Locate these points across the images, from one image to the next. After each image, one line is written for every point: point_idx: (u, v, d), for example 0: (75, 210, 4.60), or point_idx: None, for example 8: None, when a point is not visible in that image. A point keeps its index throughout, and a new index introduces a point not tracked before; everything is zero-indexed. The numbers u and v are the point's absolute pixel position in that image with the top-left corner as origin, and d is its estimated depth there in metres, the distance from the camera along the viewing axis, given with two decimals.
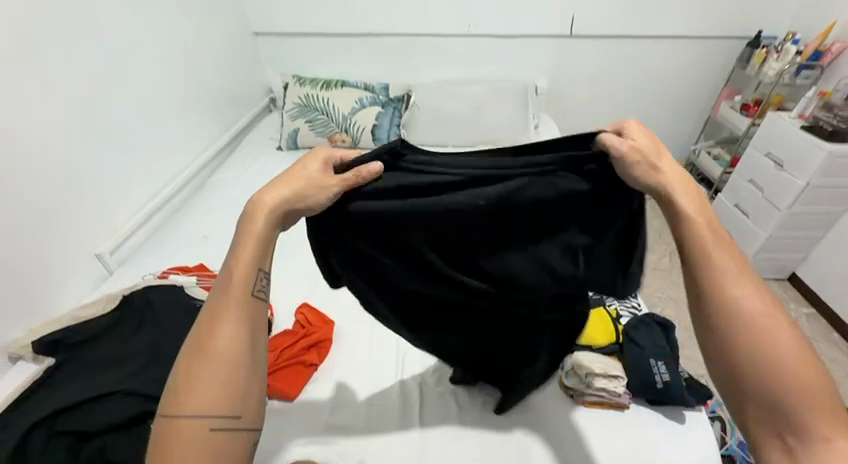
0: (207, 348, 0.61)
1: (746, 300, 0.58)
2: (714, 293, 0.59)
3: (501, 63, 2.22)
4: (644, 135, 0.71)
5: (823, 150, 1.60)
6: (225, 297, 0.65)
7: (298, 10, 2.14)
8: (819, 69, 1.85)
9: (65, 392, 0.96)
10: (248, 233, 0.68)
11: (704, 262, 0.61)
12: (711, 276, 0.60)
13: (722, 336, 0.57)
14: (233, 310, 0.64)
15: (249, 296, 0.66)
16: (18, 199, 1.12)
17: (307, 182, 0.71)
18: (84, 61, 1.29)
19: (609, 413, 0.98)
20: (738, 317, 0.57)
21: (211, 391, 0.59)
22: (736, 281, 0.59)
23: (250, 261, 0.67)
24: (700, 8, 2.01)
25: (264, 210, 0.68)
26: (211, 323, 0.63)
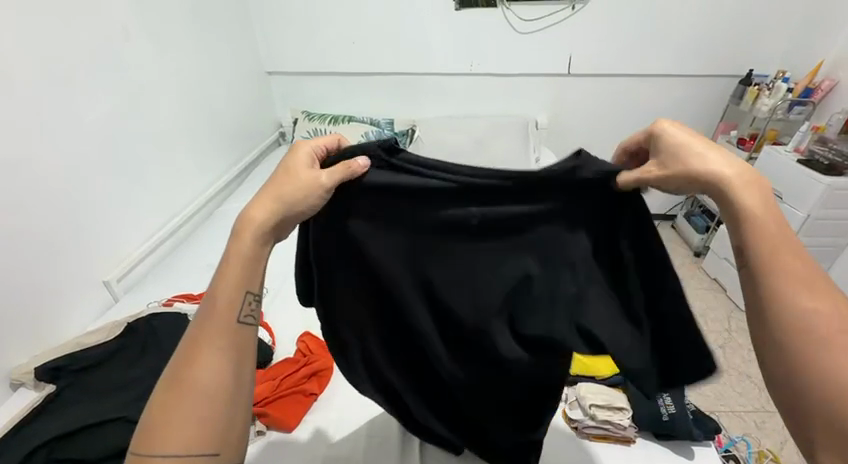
0: (184, 380, 0.56)
1: (817, 322, 0.50)
2: (777, 315, 0.52)
3: (501, 99, 2.32)
4: (683, 136, 0.64)
5: (822, 183, 1.62)
6: (208, 323, 0.60)
7: (309, 51, 2.27)
8: (811, 105, 1.91)
9: (67, 418, 0.96)
10: (233, 252, 0.62)
11: (763, 277, 0.54)
12: (772, 295, 0.53)
13: (788, 367, 0.50)
14: (215, 339, 0.59)
15: (235, 323, 0.61)
16: (32, 227, 1.16)
17: (294, 189, 0.65)
18: (105, 98, 1.37)
19: (615, 449, 0.95)
20: (808, 336, 0.50)
21: (187, 429, 0.54)
22: (802, 300, 0.51)
23: (236, 282, 0.62)
24: (691, 49, 2.11)
25: (249, 230, 0.63)
26: (190, 353, 0.58)
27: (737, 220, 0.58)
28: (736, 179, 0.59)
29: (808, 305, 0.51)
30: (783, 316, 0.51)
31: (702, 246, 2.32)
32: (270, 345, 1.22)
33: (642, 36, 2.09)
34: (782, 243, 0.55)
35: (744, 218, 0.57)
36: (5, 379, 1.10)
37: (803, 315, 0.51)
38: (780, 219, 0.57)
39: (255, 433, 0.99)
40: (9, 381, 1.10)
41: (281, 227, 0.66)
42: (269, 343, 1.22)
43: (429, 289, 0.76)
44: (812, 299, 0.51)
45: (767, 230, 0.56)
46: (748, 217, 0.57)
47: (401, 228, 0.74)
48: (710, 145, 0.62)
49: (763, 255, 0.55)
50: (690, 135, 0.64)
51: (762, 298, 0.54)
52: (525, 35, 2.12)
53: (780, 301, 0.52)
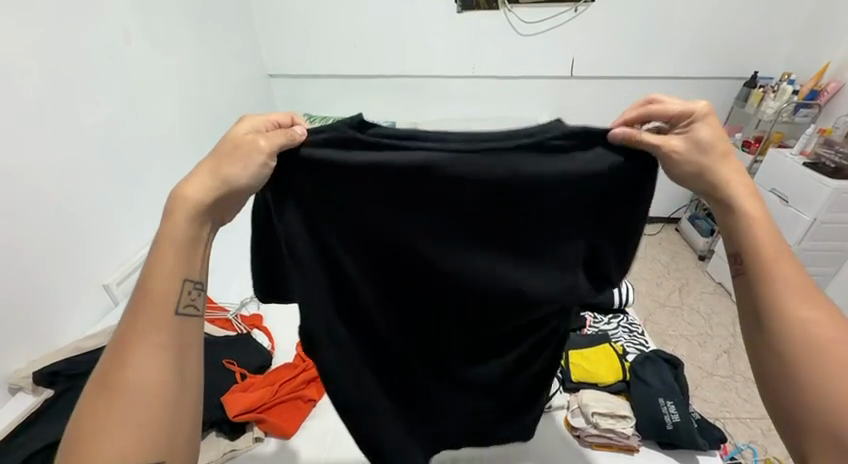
0: (116, 385, 0.50)
1: (818, 340, 0.52)
2: (780, 330, 0.54)
3: (503, 102, 2.31)
4: (715, 136, 0.61)
5: (828, 187, 1.60)
6: (140, 317, 0.54)
7: (311, 54, 2.27)
8: (817, 108, 1.89)
9: (62, 423, 0.95)
10: (165, 235, 0.56)
11: (766, 290, 0.56)
12: (774, 310, 0.55)
13: (786, 385, 0.52)
14: (152, 335, 0.53)
15: (173, 315, 0.55)
16: (32, 231, 1.16)
17: (233, 160, 0.58)
18: (106, 103, 1.37)
19: (617, 457, 0.94)
20: (802, 347, 0.52)
21: (120, 434, 0.48)
22: (804, 314, 0.53)
23: (173, 271, 0.56)
24: (695, 51, 2.09)
25: (185, 210, 0.57)
26: (125, 351, 0.52)
27: (739, 231, 0.60)
28: (742, 188, 0.60)
29: (809, 321, 0.53)
30: (789, 328, 0.53)
31: (706, 250, 2.30)
32: (269, 350, 1.21)
33: (643, 40, 2.08)
34: (785, 261, 0.57)
35: (748, 232, 0.59)
36: (4, 384, 1.09)
37: (806, 331, 0.52)
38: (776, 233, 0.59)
39: (253, 439, 1.00)
40: (7, 387, 1.10)
41: (222, 208, 0.60)
42: (268, 349, 1.21)
43: (407, 267, 0.69)
44: (813, 315, 0.53)
45: (766, 244, 0.58)
46: (752, 229, 0.59)
47: (381, 206, 0.64)
48: (724, 146, 0.62)
49: (764, 268, 0.57)
50: (708, 128, 0.61)
51: (763, 312, 0.56)
52: (527, 37, 2.11)
53: (783, 316, 0.54)
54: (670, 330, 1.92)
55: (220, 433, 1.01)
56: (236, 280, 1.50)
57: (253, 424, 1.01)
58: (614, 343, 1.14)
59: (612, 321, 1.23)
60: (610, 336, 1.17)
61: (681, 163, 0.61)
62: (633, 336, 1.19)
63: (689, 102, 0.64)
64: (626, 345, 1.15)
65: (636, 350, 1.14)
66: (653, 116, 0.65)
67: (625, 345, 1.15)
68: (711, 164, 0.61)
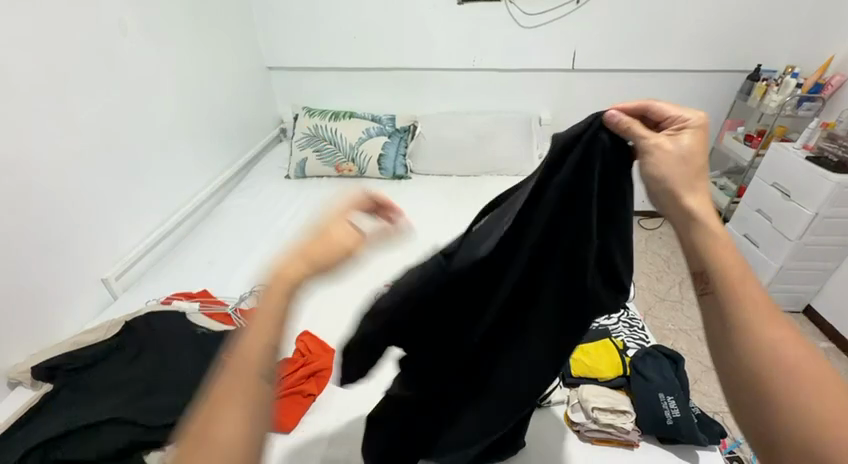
0: (201, 443, 0.42)
1: (797, 368, 0.44)
2: (756, 362, 0.45)
3: (503, 96, 2.29)
4: (695, 140, 0.57)
5: (830, 181, 1.59)
6: (231, 374, 0.47)
7: (310, 46, 2.24)
8: (820, 101, 1.87)
9: (58, 419, 0.94)
10: (267, 298, 0.52)
11: (736, 315, 0.48)
12: (745, 338, 0.46)
13: (765, 422, 0.44)
14: (240, 393, 0.46)
15: (261, 375, 0.48)
16: (29, 226, 1.15)
17: (329, 241, 0.57)
18: (102, 95, 1.36)
19: (617, 452, 0.94)
20: (762, 370, 0.45)
21: None
22: (778, 340, 0.45)
23: (264, 331, 0.50)
24: (697, 44, 2.07)
25: (287, 279, 0.53)
26: (212, 411, 0.44)
27: (698, 240, 0.53)
28: (698, 197, 0.55)
29: (785, 347, 0.45)
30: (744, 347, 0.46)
31: None
32: None
33: (646, 33, 2.06)
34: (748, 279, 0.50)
35: (709, 249, 0.52)
36: (3, 378, 1.09)
37: (782, 359, 0.44)
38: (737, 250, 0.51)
39: None
40: (6, 381, 1.09)
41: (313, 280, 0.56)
42: None
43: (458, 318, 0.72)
44: (788, 339, 0.45)
45: (728, 258, 0.50)
46: (710, 244, 0.52)
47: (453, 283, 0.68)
48: (700, 155, 0.57)
49: (729, 287, 0.49)
50: (693, 136, 0.57)
51: (734, 342, 0.47)
52: (529, 29, 2.08)
53: (757, 346, 0.45)
54: (670, 325, 1.92)
55: None
56: (235, 274, 1.50)
57: None
58: (615, 338, 1.13)
59: (612, 316, 1.23)
60: (610, 331, 1.16)
61: (652, 164, 0.58)
62: (633, 331, 1.18)
63: (686, 110, 0.60)
64: (626, 340, 1.15)
65: (636, 345, 1.14)
66: (648, 116, 0.64)
67: (625, 340, 1.15)
68: (679, 170, 0.56)
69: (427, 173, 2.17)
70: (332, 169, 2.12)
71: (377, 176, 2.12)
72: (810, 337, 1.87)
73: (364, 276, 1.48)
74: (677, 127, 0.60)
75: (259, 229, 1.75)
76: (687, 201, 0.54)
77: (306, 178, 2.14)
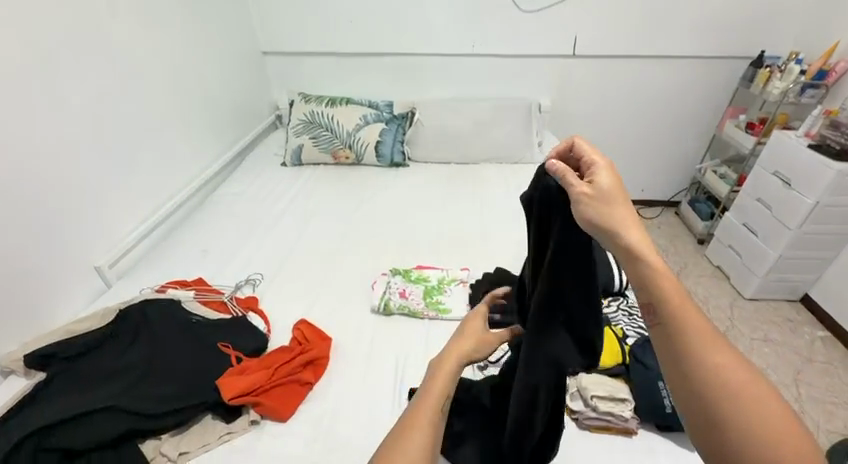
0: (395, 448, 0.57)
1: (741, 388, 0.47)
2: (707, 391, 0.47)
3: (502, 83, 2.25)
4: (610, 180, 0.62)
5: (831, 169, 1.57)
6: (416, 410, 0.62)
7: (306, 30, 2.19)
8: (823, 89, 1.81)
9: (49, 407, 0.92)
10: (442, 364, 0.69)
11: (685, 346, 0.50)
12: (694, 368, 0.48)
13: (717, 440, 0.46)
14: (424, 429, 0.59)
15: (435, 423, 0.61)
16: (20, 211, 1.13)
17: (477, 337, 0.73)
18: (92, 78, 1.32)
19: (615, 440, 0.94)
20: (712, 389, 0.47)
21: None
22: (722, 362, 0.48)
23: (442, 389, 0.65)
24: (701, 29, 2.03)
25: (458, 353, 0.70)
26: (405, 430, 0.59)
27: (640, 275, 0.55)
28: (630, 229, 0.57)
29: (728, 368, 0.48)
30: (695, 369, 0.48)
31: (706, 233, 2.28)
32: (265, 332, 1.19)
33: (649, 17, 2.01)
34: (687, 303, 0.52)
35: (653, 281, 0.54)
36: None
37: (729, 382, 0.47)
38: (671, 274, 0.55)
39: (249, 423, 0.99)
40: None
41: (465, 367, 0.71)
42: (265, 331, 1.19)
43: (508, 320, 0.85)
44: (729, 361, 0.48)
45: (668, 286, 0.53)
46: (652, 274, 0.54)
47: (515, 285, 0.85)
48: (619, 192, 0.61)
49: (673, 316, 0.51)
50: (609, 177, 0.63)
51: (688, 373, 0.49)
52: (530, 14, 2.04)
53: (707, 374, 0.48)
54: None
55: (215, 416, 1.01)
56: (230, 262, 1.48)
57: (249, 407, 1.01)
58: (614, 327, 1.12)
59: (612, 304, 1.22)
60: (610, 319, 1.15)
61: (585, 209, 0.60)
62: (632, 319, 1.17)
63: (597, 151, 0.67)
64: (626, 328, 1.13)
65: (635, 333, 1.12)
66: (571, 157, 0.71)
67: (624, 328, 1.13)
68: (607, 209, 0.59)
69: (425, 161, 2.15)
70: (329, 156, 2.09)
71: (374, 163, 2.09)
72: (807, 326, 1.88)
73: (361, 264, 1.46)
74: (588, 169, 0.66)
75: (255, 216, 1.73)
76: (624, 240, 0.57)
77: (302, 165, 2.11)
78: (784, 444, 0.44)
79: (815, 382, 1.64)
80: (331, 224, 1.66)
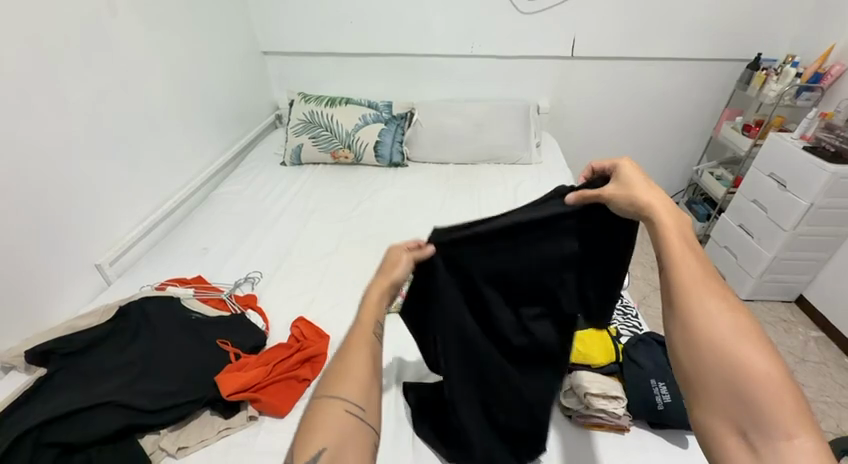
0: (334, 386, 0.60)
1: (721, 321, 0.55)
2: (689, 318, 0.57)
3: (500, 84, 2.27)
4: (639, 177, 0.75)
5: (826, 171, 1.59)
6: (350, 347, 0.64)
7: (306, 30, 2.20)
8: (819, 91, 1.83)
9: (50, 403, 0.93)
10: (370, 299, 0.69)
11: (681, 286, 0.60)
12: (684, 301, 0.58)
13: (698, 360, 0.54)
14: (359, 365, 0.62)
15: (370, 353, 0.64)
16: (21, 209, 1.14)
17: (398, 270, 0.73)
18: (93, 77, 1.33)
19: (608, 437, 0.95)
20: (700, 318, 0.56)
21: (328, 432, 0.56)
22: (710, 301, 0.57)
23: (370, 322, 0.67)
24: (699, 31, 2.04)
25: (382, 286, 0.70)
26: (340, 367, 0.62)
27: (656, 235, 0.67)
28: (653, 202, 0.70)
29: (715, 306, 0.57)
30: (686, 303, 0.58)
31: (702, 234, 2.30)
32: (264, 330, 1.21)
33: (648, 19, 2.02)
34: (690, 256, 0.63)
35: (662, 235, 0.65)
36: None
37: (713, 316, 0.56)
38: (686, 236, 0.65)
39: (247, 418, 1.00)
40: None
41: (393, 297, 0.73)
42: (263, 329, 1.20)
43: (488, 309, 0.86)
44: (717, 301, 0.57)
45: (674, 241, 0.64)
46: (663, 232, 0.66)
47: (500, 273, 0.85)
48: (647, 182, 0.74)
49: (674, 262, 0.62)
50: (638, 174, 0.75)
51: (681, 306, 0.58)
52: (528, 15, 2.05)
53: (695, 307, 0.57)
54: None
55: (214, 412, 1.02)
56: (229, 261, 1.49)
57: (247, 403, 1.02)
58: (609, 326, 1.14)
59: None
60: None
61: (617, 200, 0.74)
62: (626, 319, 1.19)
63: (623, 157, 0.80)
64: (620, 328, 1.15)
65: (630, 332, 1.14)
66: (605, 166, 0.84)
67: (618, 327, 1.15)
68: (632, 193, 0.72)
69: (424, 161, 2.16)
70: (328, 155, 2.10)
71: (373, 164, 2.10)
72: (802, 327, 1.89)
73: (361, 263, 1.47)
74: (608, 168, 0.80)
75: (255, 216, 1.74)
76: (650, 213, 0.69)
77: (302, 164, 2.12)
78: (757, 368, 0.51)
79: (808, 381, 1.65)
80: (330, 224, 1.68)
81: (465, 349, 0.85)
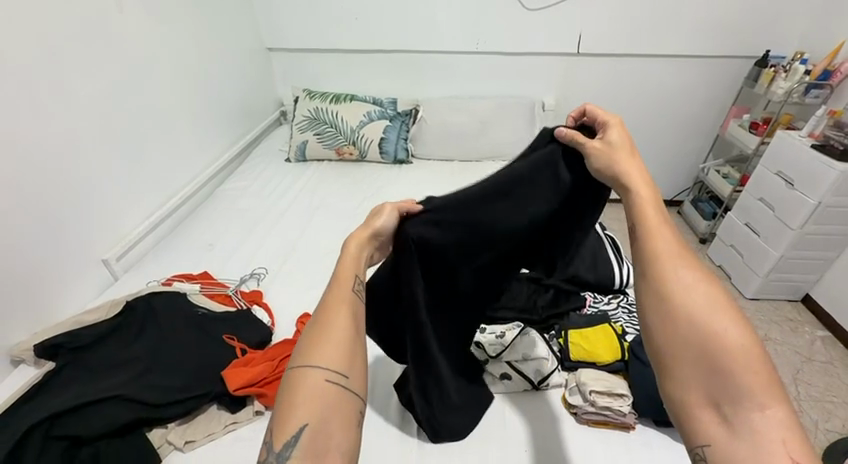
0: (312, 352, 0.57)
1: (692, 292, 0.54)
2: (661, 291, 0.55)
3: (506, 80, 2.26)
4: (621, 138, 0.72)
5: (834, 170, 1.57)
6: (327, 312, 0.61)
7: (311, 27, 2.20)
8: (828, 89, 1.80)
9: (60, 397, 0.94)
10: (346, 259, 0.67)
11: (652, 258, 0.58)
12: (658, 275, 0.56)
13: (669, 333, 0.53)
14: (337, 329, 0.59)
15: (351, 315, 0.62)
16: (28, 204, 1.15)
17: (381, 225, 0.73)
18: (100, 73, 1.34)
19: (613, 434, 0.95)
20: (671, 291, 0.55)
21: (310, 401, 0.53)
22: (682, 271, 0.56)
23: (347, 283, 0.64)
24: (707, 28, 2.03)
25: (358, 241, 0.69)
26: (317, 333, 0.59)
27: (631, 204, 0.64)
28: (627, 168, 0.67)
29: (688, 278, 0.55)
30: (656, 276, 0.56)
31: (708, 233, 2.29)
32: (270, 326, 1.21)
33: (654, 15, 2.01)
34: (665, 227, 0.61)
35: (634, 205, 0.63)
36: (6, 356, 1.10)
37: (685, 287, 0.54)
38: (659, 206, 0.63)
39: (253, 413, 1.01)
40: (9, 359, 1.11)
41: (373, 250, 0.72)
42: (269, 325, 1.21)
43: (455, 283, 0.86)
44: (690, 272, 0.56)
45: (650, 211, 0.62)
46: (639, 201, 0.64)
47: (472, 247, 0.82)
48: (626, 146, 0.71)
49: (647, 234, 0.60)
50: (620, 136, 0.72)
51: (651, 279, 0.57)
52: (534, 12, 2.04)
53: (665, 279, 0.56)
54: None
55: (220, 406, 1.03)
56: (235, 257, 1.50)
57: (254, 398, 1.03)
58: (614, 324, 1.13)
59: (613, 301, 1.24)
60: (610, 317, 1.17)
61: (596, 162, 0.72)
62: (632, 317, 1.19)
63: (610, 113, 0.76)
64: (626, 326, 1.15)
65: (635, 330, 1.14)
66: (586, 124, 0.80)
67: (624, 325, 1.15)
68: (611, 160, 0.70)
69: (428, 158, 2.16)
70: (333, 152, 2.11)
71: (378, 161, 2.10)
72: (808, 327, 1.88)
73: None
74: (601, 126, 0.75)
75: (260, 212, 1.74)
76: (626, 179, 0.67)
77: (307, 161, 2.12)
78: (727, 339, 0.50)
79: (814, 381, 1.64)
80: (335, 221, 1.68)
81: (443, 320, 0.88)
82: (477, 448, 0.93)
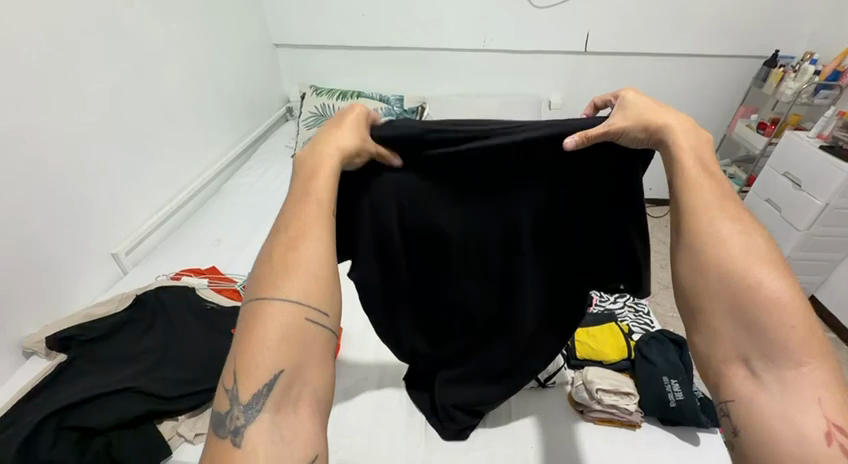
0: (277, 288, 0.52)
1: (732, 246, 0.53)
2: (700, 247, 0.54)
3: (513, 78, 2.26)
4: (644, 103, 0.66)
5: (841, 171, 1.56)
6: (292, 242, 0.55)
7: (318, 23, 2.20)
8: (838, 89, 1.79)
9: (72, 389, 0.95)
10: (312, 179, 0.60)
11: (692, 213, 0.57)
12: (694, 228, 0.56)
13: (705, 288, 0.53)
14: (307, 265, 0.54)
15: (322, 246, 0.56)
16: (40, 196, 1.16)
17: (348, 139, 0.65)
18: (110, 68, 1.34)
19: (619, 432, 0.96)
20: (712, 248, 0.53)
21: (273, 339, 0.49)
22: (723, 227, 0.54)
23: (315, 212, 0.57)
24: (717, 27, 2.01)
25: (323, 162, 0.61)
26: (284, 265, 0.54)
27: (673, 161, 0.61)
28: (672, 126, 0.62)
29: (729, 234, 0.54)
30: (697, 231, 0.55)
31: None
32: None
33: (663, 14, 2.00)
34: (705, 180, 0.58)
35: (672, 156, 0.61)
36: (19, 347, 1.12)
37: (726, 244, 0.53)
38: (709, 164, 0.60)
39: None
40: (22, 350, 1.13)
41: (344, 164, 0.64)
42: None
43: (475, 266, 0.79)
44: (728, 225, 0.54)
45: (691, 168, 0.59)
46: (677, 156, 0.61)
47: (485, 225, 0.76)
48: (653, 105, 0.65)
49: (687, 187, 0.58)
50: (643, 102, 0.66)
51: (690, 232, 0.56)
52: (543, 9, 2.02)
53: (707, 235, 0.54)
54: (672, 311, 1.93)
55: None
56: (242, 252, 1.50)
57: None
58: (620, 323, 1.15)
59: (619, 300, 1.25)
60: (616, 316, 1.18)
61: (630, 130, 0.64)
62: (638, 316, 1.21)
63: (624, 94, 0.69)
64: (631, 325, 1.17)
65: (641, 329, 1.15)
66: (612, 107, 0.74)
67: (630, 324, 1.17)
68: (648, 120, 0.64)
69: None
70: None
71: None
72: None
73: None
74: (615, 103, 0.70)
75: (266, 208, 1.75)
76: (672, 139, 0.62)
77: None
78: (767, 295, 0.49)
79: None
80: None
81: (458, 303, 0.83)
82: (485, 444, 0.94)
